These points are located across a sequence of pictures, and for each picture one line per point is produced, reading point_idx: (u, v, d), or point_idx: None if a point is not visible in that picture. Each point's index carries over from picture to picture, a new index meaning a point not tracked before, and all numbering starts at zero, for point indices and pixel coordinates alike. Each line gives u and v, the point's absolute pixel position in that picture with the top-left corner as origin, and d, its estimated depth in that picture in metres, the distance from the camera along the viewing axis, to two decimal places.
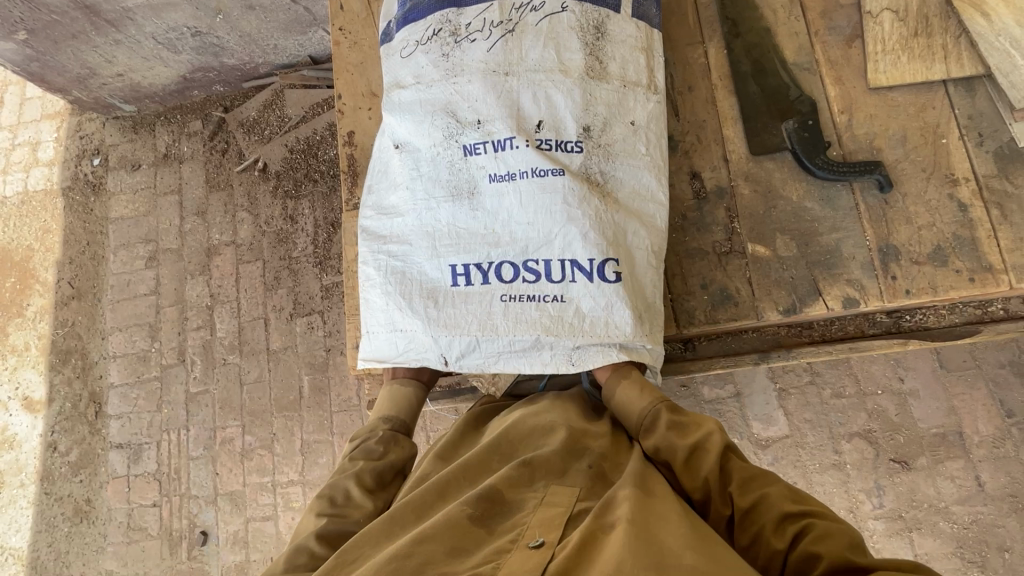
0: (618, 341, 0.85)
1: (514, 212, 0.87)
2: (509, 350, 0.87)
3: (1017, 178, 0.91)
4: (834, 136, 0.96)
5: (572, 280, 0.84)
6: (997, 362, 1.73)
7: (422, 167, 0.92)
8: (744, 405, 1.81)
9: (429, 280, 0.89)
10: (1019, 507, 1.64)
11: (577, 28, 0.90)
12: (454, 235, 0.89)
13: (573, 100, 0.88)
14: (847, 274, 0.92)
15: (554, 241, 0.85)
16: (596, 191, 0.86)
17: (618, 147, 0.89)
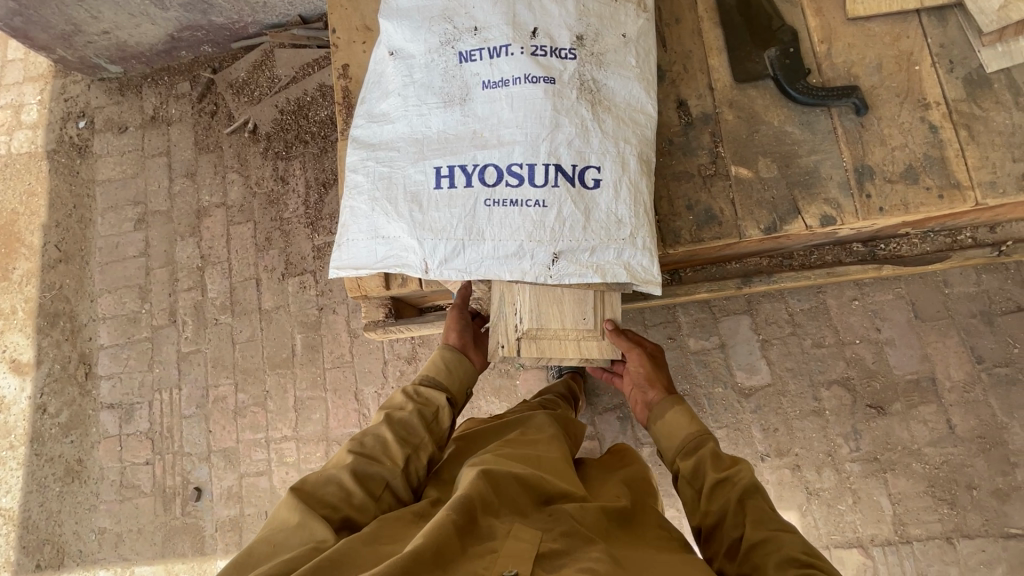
0: (597, 247, 0.90)
1: (505, 116, 0.90)
2: (492, 256, 0.91)
3: (985, 101, 0.96)
4: (813, 65, 1.00)
5: (555, 185, 0.88)
6: (969, 312, 1.80)
7: (416, 74, 0.95)
8: (729, 356, 1.88)
9: (415, 184, 0.93)
10: (987, 448, 1.72)
11: None
12: (442, 141, 0.93)
13: (566, 10, 0.92)
14: (825, 193, 0.97)
15: (539, 147, 0.88)
16: (586, 100, 0.90)
17: (608, 57, 0.93)
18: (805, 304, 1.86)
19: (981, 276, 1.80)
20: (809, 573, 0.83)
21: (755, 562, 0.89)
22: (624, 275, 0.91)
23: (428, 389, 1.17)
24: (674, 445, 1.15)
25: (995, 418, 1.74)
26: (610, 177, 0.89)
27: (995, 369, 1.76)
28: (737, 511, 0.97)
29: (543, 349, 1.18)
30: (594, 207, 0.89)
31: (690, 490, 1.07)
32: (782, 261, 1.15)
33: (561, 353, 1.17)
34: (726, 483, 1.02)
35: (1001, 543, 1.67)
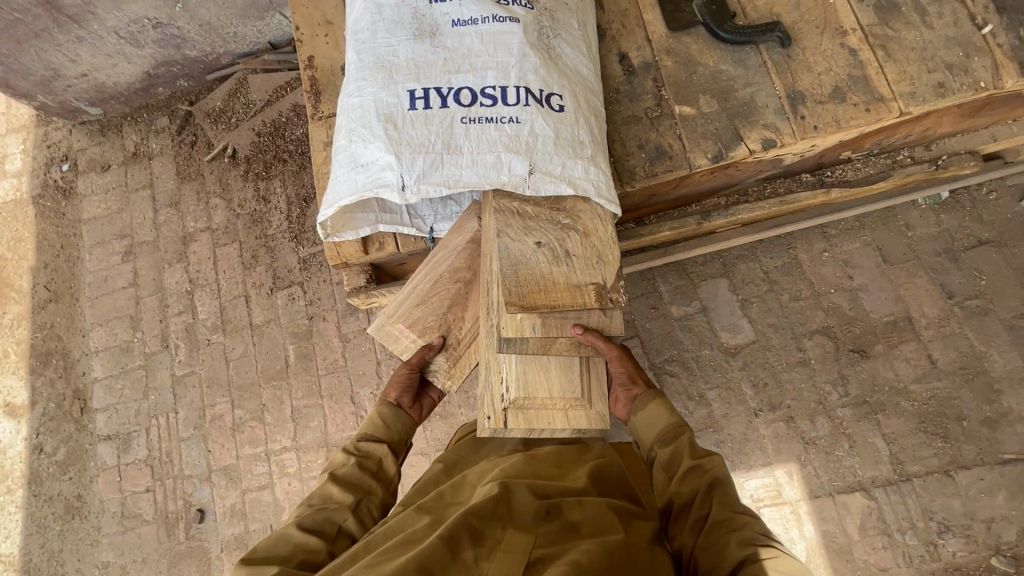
0: (569, 165, 0.88)
1: (475, 46, 0.87)
2: (471, 168, 0.86)
3: (895, 24, 1.04)
4: (738, 9, 1.09)
5: (527, 104, 0.86)
6: (934, 251, 1.87)
7: (385, 12, 0.88)
8: (711, 318, 1.93)
9: (385, 107, 0.86)
10: (970, 378, 1.77)
11: None
12: (413, 66, 0.87)
13: None
14: (763, 120, 1.04)
15: (512, 70, 0.87)
16: (548, 35, 0.91)
17: (565, 5, 0.96)
18: (778, 262, 1.93)
19: (939, 217, 1.89)
20: (766, 548, 0.86)
21: (717, 537, 0.91)
22: (592, 194, 0.89)
23: (368, 443, 1.14)
24: (653, 434, 1.13)
25: (973, 349, 1.79)
26: (573, 102, 0.89)
27: (967, 302, 1.82)
28: (705, 497, 0.98)
29: (530, 423, 0.94)
30: (563, 125, 0.88)
31: (662, 475, 1.08)
32: (737, 197, 1.21)
33: (549, 427, 0.95)
34: (696, 469, 1.03)
35: (998, 470, 1.70)
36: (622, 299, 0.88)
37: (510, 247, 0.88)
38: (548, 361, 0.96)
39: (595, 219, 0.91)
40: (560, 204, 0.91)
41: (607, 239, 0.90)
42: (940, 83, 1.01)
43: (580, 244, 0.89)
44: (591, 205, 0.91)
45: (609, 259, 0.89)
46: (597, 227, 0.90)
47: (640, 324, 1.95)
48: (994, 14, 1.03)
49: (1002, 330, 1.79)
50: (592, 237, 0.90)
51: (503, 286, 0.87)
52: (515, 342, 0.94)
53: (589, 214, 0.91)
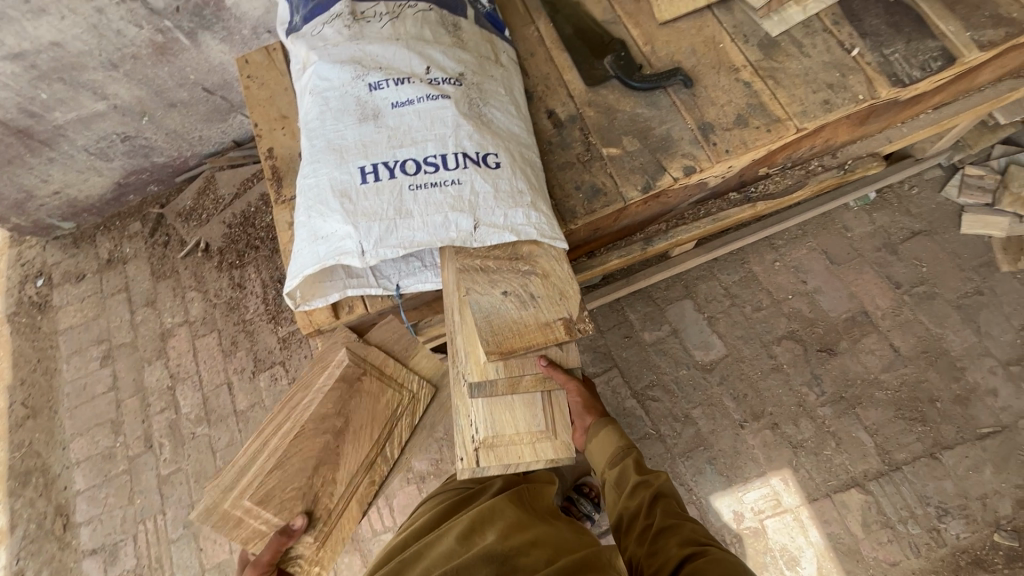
0: (510, 213, 0.99)
1: (413, 123, 0.99)
2: (423, 229, 0.96)
3: (779, 56, 1.20)
4: (644, 61, 1.25)
5: (466, 167, 0.98)
6: (874, 247, 2.00)
7: (330, 102, 0.99)
8: (683, 339, 2.00)
9: (339, 184, 0.96)
10: (934, 360, 1.85)
11: (439, 13, 1.10)
12: (360, 146, 0.98)
13: (446, 45, 1.06)
14: (681, 151, 1.16)
15: (449, 139, 0.98)
16: (477, 105, 1.03)
17: (490, 78, 1.09)
18: (735, 277, 2.04)
19: (872, 216, 2.03)
20: (707, 547, 0.94)
21: (664, 541, 0.98)
22: (537, 236, 0.99)
23: None
24: (604, 456, 1.18)
25: (930, 332, 1.88)
26: (506, 159, 1.01)
27: (914, 289, 1.93)
28: (651, 510, 1.06)
29: (502, 459, 1.01)
30: (500, 180, 0.99)
31: (613, 493, 1.15)
32: (676, 220, 1.32)
33: (518, 462, 1.02)
34: (644, 485, 1.11)
35: (980, 444, 1.75)
36: (590, 327, 0.95)
37: (480, 300, 0.95)
38: (513, 399, 1.05)
39: (550, 259, 1.00)
40: (515, 250, 1.00)
41: (565, 276, 0.98)
42: (825, 100, 1.15)
43: (541, 286, 0.97)
44: (543, 247, 1.01)
45: (570, 294, 0.96)
46: (554, 267, 0.98)
47: (617, 354, 2.02)
48: (859, 38, 1.19)
49: (953, 311, 1.89)
50: (552, 278, 0.98)
51: (481, 337, 0.94)
52: (483, 387, 1.04)
53: (544, 256, 1.00)
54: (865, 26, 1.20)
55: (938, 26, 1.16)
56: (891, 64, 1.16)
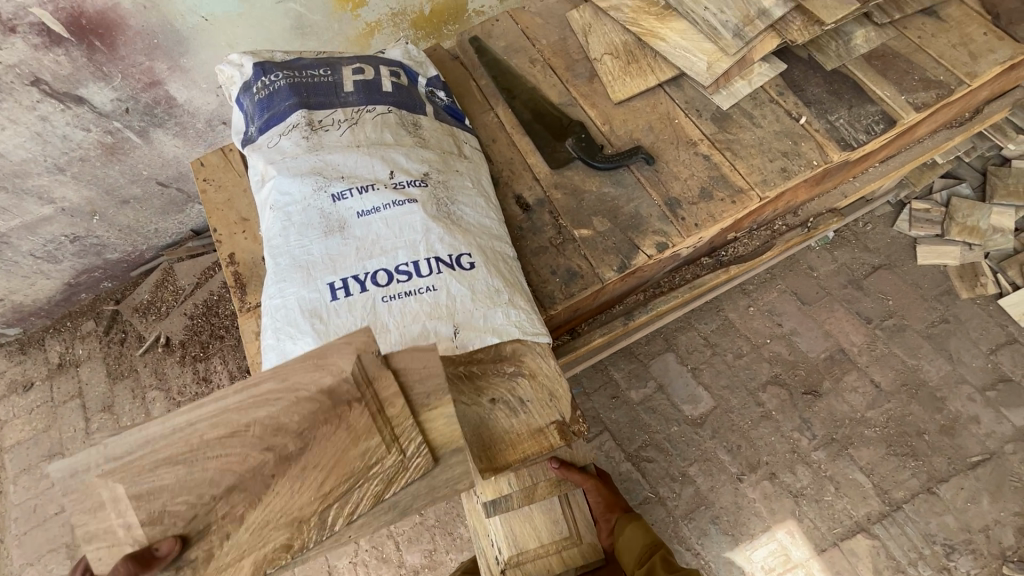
0: (489, 315, 0.95)
1: (381, 231, 0.96)
2: (401, 341, 0.92)
3: (732, 129, 1.24)
4: (604, 141, 1.27)
5: (440, 271, 0.95)
6: (841, 284, 2.06)
7: (293, 217, 0.96)
8: (670, 394, 1.98)
9: (308, 303, 0.91)
10: (915, 392, 1.87)
11: (398, 114, 1.10)
12: (328, 260, 0.94)
13: (408, 147, 1.05)
14: (651, 227, 1.17)
15: (420, 244, 0.96)
16: (445, 206, 1.01)
17: (455, 173, 1.08)
18: (713, 326, 2.05)
19: (834, 254, 2.10)
20: None
21: None
22: (519, 335, 0.96)
23: None
24: (633, 557, 1.13)
25: (906, 364, 1.91)
26: (480, 257, 0.99)
27: (884, 323, 1.98)
28: None
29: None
30: (477, 281, 0.96)
31: None
32: (653, 290, 1.32)
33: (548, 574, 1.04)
34: None
35: (972, 474, 1.76)
36: (585, 427, 0.96)
37: (466, 412, 0.93)
38: (530, 510, 1.05)
39: (536, 357, 0.98)
40: (499, 352, 0.96)
41: (552, 374, 0.97)
42: (782, 168, 1.19)
43: (530, 388, 0.95)
44: (529, 342, 0.98)
45: (561, 394, 0.96)
46: (541, 366, 0.97)
47: (605, 416, 1.97)
48: (805, 106, 1.24)
49: (924, 341, 1.93)
50: (539, 377, 0.97)
51: (471, 452, 0.90)
52: (499, 504, 1.03)
53: (530, 352, 0.97)
54: (808, 95, 1.25)
55: (875, 92, 1.23)
56: (838, 130, 1.21)
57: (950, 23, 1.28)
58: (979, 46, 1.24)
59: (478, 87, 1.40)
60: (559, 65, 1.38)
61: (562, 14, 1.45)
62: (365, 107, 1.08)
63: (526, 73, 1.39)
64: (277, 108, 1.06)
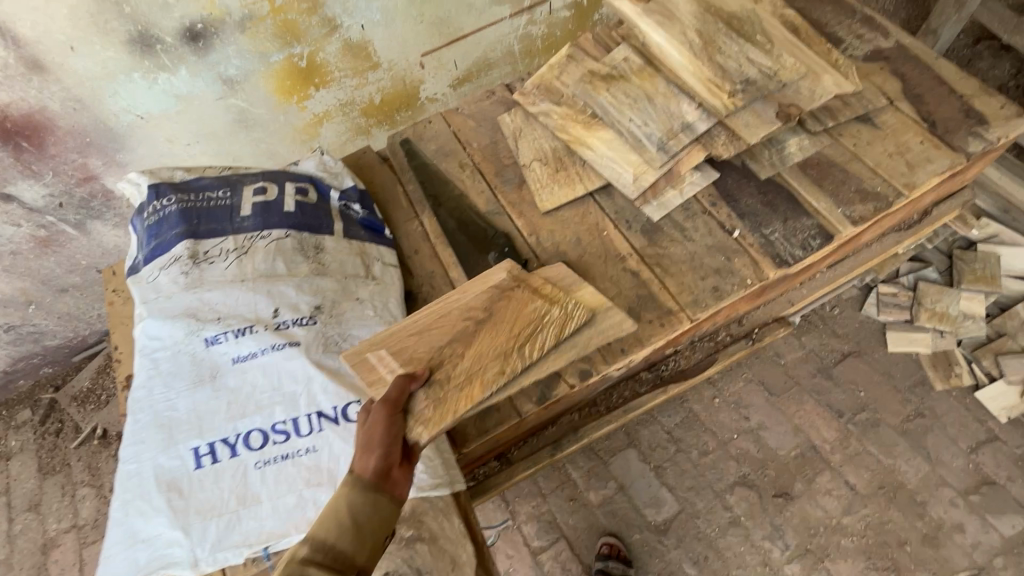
0: None
1: (259, 383, 0.88)
2: (272, 516, 0.80)
3: (663, 242, 1.18)
4: (529, 254, 1.20)
5: (321, 428, 0.86)
6: (810, 373, 1.95)
7: (160, 366, 0.88)
8: (631, 496, 1.83)
9: (167, 472, 0.82)
10: (893, 496, 1.73)
11: (297, 238, 1.02)
12: (195, 418, 0.85)
13: (302, 277, 0.98)
14: (574, 353, 1.08)
15: (301, 396, 0.88)
16: (337, 346, 0.94)
17: (354, 302, 1.00)
18: (677, 419, 1.92)
19: (801, 340, 2.01)
20: None
21: None
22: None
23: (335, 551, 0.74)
24: None
25: (882, 464, 1.78)
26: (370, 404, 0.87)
27: (857, 417, 1.86)
28: None
29: None
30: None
31: None
32: (589, 410, 1.22)
33: None
34: None
35: None
36: None
37: None
38: None
39: (438, 515, 0.94)
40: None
41: (456, 535, 0.93)
42: (713, 287, 1.11)
43: (430, 555, 0.91)
44: None
45: (463, 560, 0.91)
46: (441, 528, 0.93)
47: (562, 521, 1.82)
48: (738, 218, 1.18)
49: (899, 438, 1.81)
50: (440, 541, 0.93)
51: None
52: None
53: (431, 510, 0.95)
54: (741, 205, 1.19)
55: (811, 203, 1.17)
56: (774, 244, 1.14)
57: (885, 130, 1.24)
58: (915, 155, 1.20)
59: (405, 192, 1.34)
60: (488, 171, 1.34)
61: (495, 117, 1.42)
62: (258, 233, 1.01)
63: (454, 178, 1.34)
64: (163, 236, 0.99)
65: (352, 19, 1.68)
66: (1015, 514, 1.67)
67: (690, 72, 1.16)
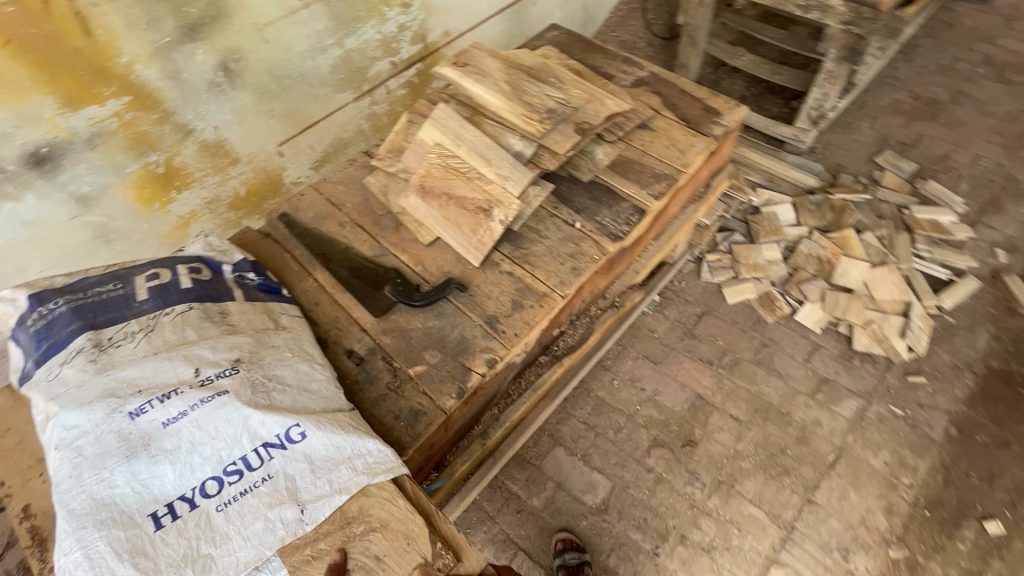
0: (335, 480, 0.94)
1: (195, 437, 0.91)
2: (245, 546, 0.87)
3: (526, 244, 1.43)
4: (419, 280, 1.38)
5: (270, 457, 0.93)
6: (679, 338, 2.32)
7: (84, 451, 0.87)
8: (570, 489, 1.98)
9: (124, 543, 0.82)
10: (767, 415, 2.10)
11: (201, 307, 1.10)
12: (140, 486, 0.87)
13: (215, 337, 1.05)
14: (478, 347, 1.26)
15: (242, 434, 0.93)
16: (266, 383, 1.01)
17: (272, 346, 1.09)
18: (589, 408, 2.16)
19: (665, 314, 2.39)
20: None
21: None
22: (369, 479, 0.96)
23: None
24: None
25: (751, 392, 2.16)
26: (312, 422, 0.98)
27: (722, 362, 2.25)
28: None
29: None
30: (312, 449, 0.96)
31: None
32: (505, 399, 1.40)
33: None
34: None
35: (834, 472, 1.96)
36: (450, 560, 0.91)
37: None
38: None
39: (382, 505, 0.96)
40: (345, 514, 0.94)
41: (403, 516, 0.95)
42: (572, 267, 1.38)
43: (384, 540, 0.93)
44: (373, 491, 0.96)
45: (417, 533, 0.93)
46: (389, 513, 0.94)
47: (516, 535, 1.91)
48: (577, 214, 1.48)
49: (756, 368, 2.22)
50: (392, 525, 0.94)
51: None
52: None
53: (376, 502, 0.96)
54: (576, 203, 1.50)
55: (625, 191, 1.52)
56: (607, 226, 1.46)
57: (659, 131, 1.66)
58: (682, 144, 1.63)
59: (292, 256, 1.45)
60: (366, 223, 1.51)
61: (361, 179, 1.62)
62: (162, 311, 1.06)
63: (337, 235, 1.49)
64: (56, 336, 1.00)
65: (205, 123, 1.79)
66: (849, 399, 2.12)
67: (507, 109, 1.46)
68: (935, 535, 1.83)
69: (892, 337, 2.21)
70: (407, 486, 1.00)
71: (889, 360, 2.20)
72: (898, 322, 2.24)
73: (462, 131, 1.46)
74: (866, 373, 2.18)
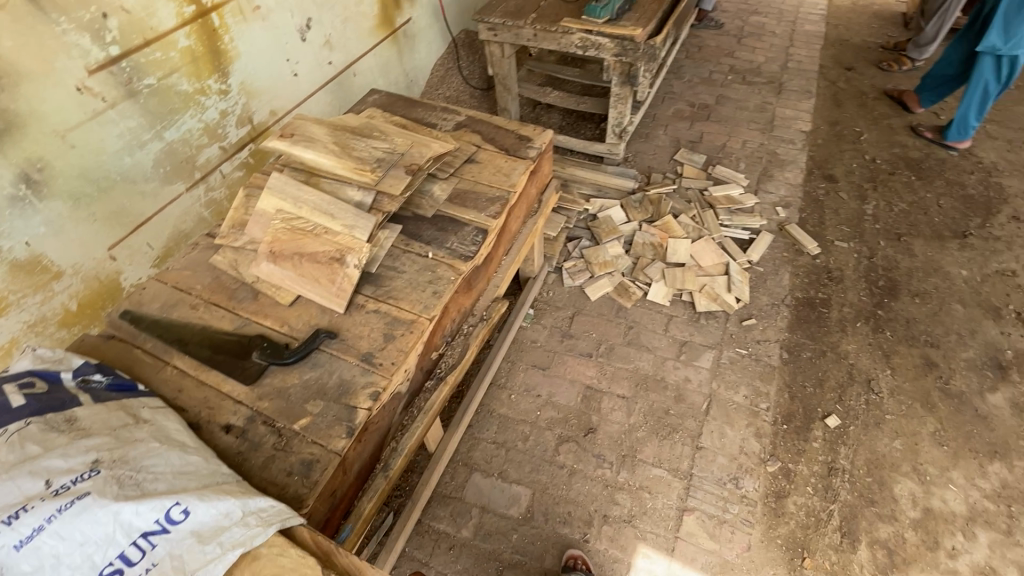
0: (230, 544, 0.93)
1: (57, 550, 0.84)
2: None
3: (386, 281, 1.53)
4: (287, 339, 1.40)
5: (152, 546, 0.89)
6: (559, 341, 2.54)
7: None
8: (494, 508, 2.03)
9: None
10: (647, 385, 2.36)
11: (39, 420, 1.01)
12: None
13: (63, 445, 0.98)
14: (358, 385, 1.31)
15: (116, 531, 0.88)
16: (134, 474, 0.97)
17: (135, 440, 1.05)
18: (495, 428, 2.25)
19: (542, 323, 2.60)
20: None
21: None
22: (264, 532, 0.97)
23: None
24: None
25: (630, 370, 2.42)
26: (193, 497, 0.96)
27: (600, 351, 2.49)
28: None
29: None
30: (198, 523, 0.94)
31: None
32: (399, 430, 1.46)
33: None
34: None
35: (710, 416, 2.25)
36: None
37: None
38: None
39: (274, 558, 0.94)
40: None
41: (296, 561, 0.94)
42: (433, 291, 1.50)
43: None
44: (263, 551, 0.96)
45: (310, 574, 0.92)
46: (280, 565, 0.93)
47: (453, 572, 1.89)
48: (427, 245, 1.62)
49: (628, 348, 2.50)
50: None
51: None
52: None
53: (267, 560, 0.94)
54: (425, 236, 1.65)
55: (466, 217, 1.70)
56: (456, 249, 1.61)
57: (484, 162, 1.89)
58: (506, 169, 1.86)
59: (143, 350, 1.39)
60: (221, 299, 1.50)
61: (208, 260, 1.61)
62: None
63: (191, 318, 1.46)
64: None
65: (12, 241, 1.65)
66: (705, 352, 2.47)
67: (340, 165, 1.57)
68: (795, 442, 2.17)
69: (722, 293, 2.63)
70: (301, 535, 1.01)
71: (726, 312, 2.61)
72: (724, 280, 2.69)
73: (301, 194, 1.54)
74: (713, 328, 2.56)
